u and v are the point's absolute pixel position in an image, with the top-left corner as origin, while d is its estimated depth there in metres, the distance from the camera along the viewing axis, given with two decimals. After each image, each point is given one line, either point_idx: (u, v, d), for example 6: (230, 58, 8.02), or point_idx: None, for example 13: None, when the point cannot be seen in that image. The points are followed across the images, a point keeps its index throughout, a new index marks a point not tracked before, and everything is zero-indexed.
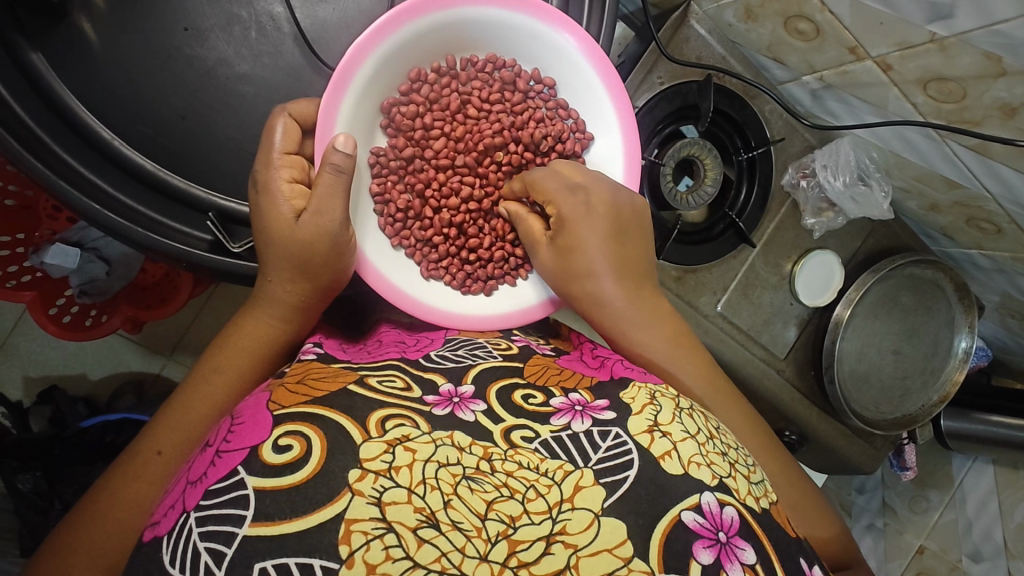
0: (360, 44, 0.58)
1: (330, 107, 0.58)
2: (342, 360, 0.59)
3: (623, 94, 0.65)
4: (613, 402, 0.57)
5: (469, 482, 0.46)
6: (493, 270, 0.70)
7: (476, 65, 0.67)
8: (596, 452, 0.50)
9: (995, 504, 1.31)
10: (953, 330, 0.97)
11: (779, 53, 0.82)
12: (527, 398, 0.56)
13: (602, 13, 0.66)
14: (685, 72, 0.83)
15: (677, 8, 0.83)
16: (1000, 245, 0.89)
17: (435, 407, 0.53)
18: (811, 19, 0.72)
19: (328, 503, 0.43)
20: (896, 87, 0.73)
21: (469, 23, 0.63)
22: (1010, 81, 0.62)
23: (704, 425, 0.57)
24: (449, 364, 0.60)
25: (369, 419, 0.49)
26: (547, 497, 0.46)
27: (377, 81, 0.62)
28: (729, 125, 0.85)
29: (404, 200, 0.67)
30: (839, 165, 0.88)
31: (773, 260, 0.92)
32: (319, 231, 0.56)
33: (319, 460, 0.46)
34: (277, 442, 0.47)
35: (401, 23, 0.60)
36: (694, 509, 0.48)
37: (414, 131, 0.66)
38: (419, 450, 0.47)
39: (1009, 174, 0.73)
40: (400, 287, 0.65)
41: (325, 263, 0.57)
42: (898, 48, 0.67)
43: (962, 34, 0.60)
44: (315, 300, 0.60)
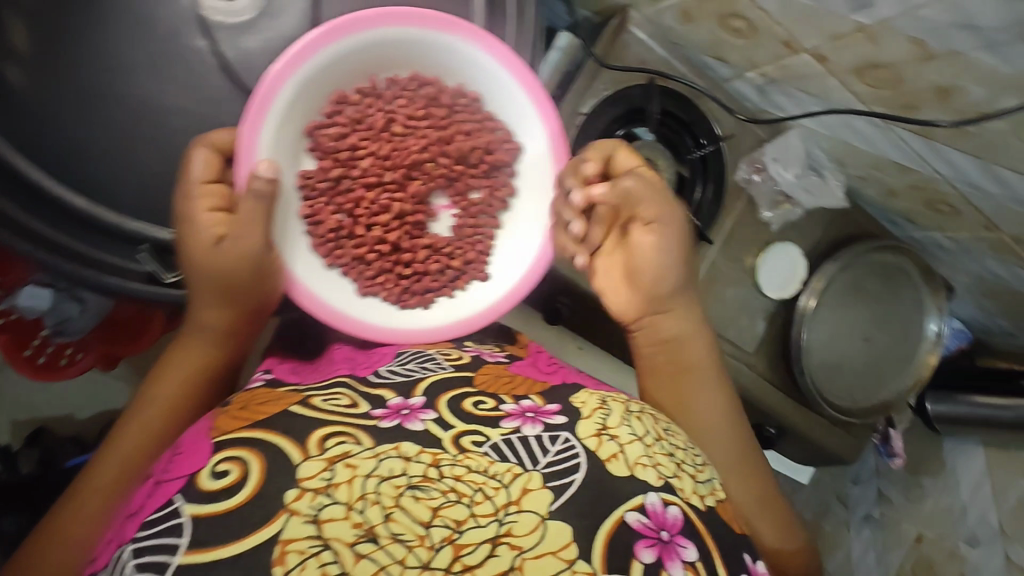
0: (276, 73, 0.56)
1: (250, 135, 0.56)
2: (288, 383, 0.61)
3: (552, 107, 0.63)
4: (564, 407, 0.59)
5: (413, 491, 0.47)
6: (431, 283, 0.66)
7: (400, 83, 0.63)
8: (544, 455, 0.53)
9: (988, 487, 1.29)
10: (923, 313, 0.99)
11: (720, 51, 0.82)
12: (477, 404, 0.57)
13: (529, 27, 0.64)
14: (628, 77, 0.82)
15: (615, 17, 0.82)
16: (959, 227, 0.91)
17: (382, 420, 0.54)
18: (744, 17, 0.72)
19: (264, 523, 0.45)
20: (834, 77, 0.74)
21: (388, 43, 0.61)
22: (939, 64, 0.63)
23: (653, 426, 0.60)
24: (398, 377, 0.61)
25: (310, 438, 0.51)
26: (494, 500, 0.48)
27: (296, 106, 0.60)
28: (678, 125, 0.85)
29: (336, 220, 0.63)
30: (789, 157, 0.90)
31: (734, 255, 0.91)
32: (242, 256, 0.57)
33: (257, 481, 0.48)
34: (214, 469, 0.49)
35: (317, 48, 0.58)
36: (639, 510, 0.51)
37: (339, 152, 0.62)
38: (360, 465, 0.48)
39: (957, 155, 0.75)
40: (333, 305, 0.61)
41: (246, 291, 0.59)
42: (831, 39, 0.68)
43: (885, 21, 0.61)
44: (241, 324, 0.62)
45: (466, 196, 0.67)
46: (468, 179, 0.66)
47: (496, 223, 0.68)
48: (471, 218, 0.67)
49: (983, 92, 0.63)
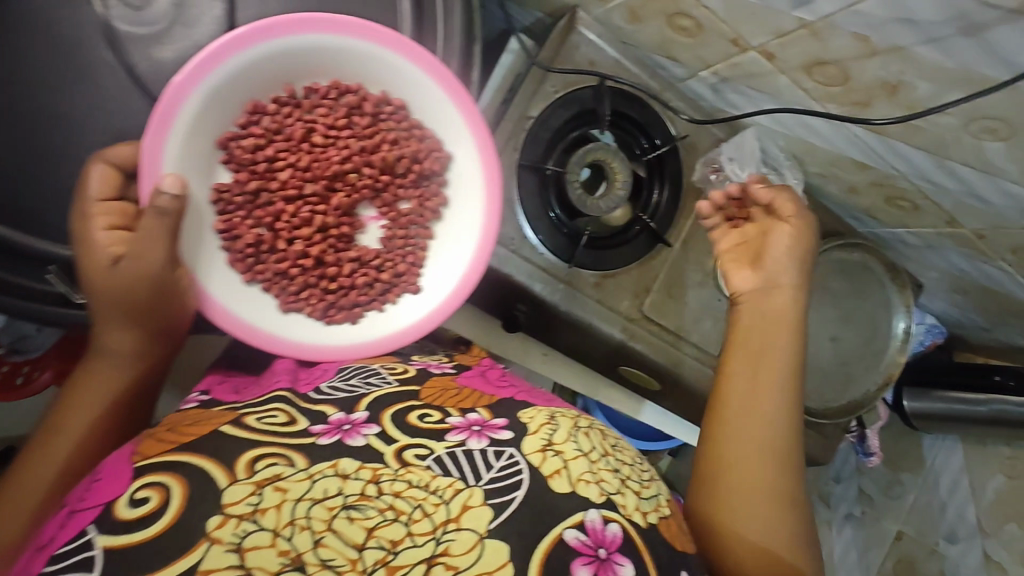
0: (179, 82, 0.53)
1: (153, 147, 0.53)
2: (224, 403, 0.58)
3: (478, 113, 0.61)
4: (511, 421, 0.58)
5: (347, 513, 0.46)
6: (357, 296, 0.64)
7: (319, 93, 0.61)
8: (488, 471, 0.51)
9: (966, 482, 1.29)
10: (890, 311, 0.97)
11: (671, 50, 0.80)
12: (422, 417, 0.56)
13: (456, 32, 0.59)
14: (577, 80, 0.81)
15: (563, 17, 0.80)
16: (922, 223, 0.90)
17: (322, 436, 0.52)
18: (690, 16, 0.71)
19: (183, 554, 0.44)
20: (784, 74, 0.72)
21: (304, 51, 0.58)
22: (883, 59, 0.62)
23: (600, 442, 0.58)
24: (340, 395, 0.59)
25: (238, 460, 0.49)
26: (432, 518, 0.47)
27: (206, 115, 0.57)
28: (631, 126, 0.84)
29: (254, 234, 0.61)
30: (744, 156, 0.87)
31: (696, 258, 0.88)
32: (141, 274, 0.53)
33: (177, 507, 0.46)
34: (133, 496, 0.47)
35: (226, 55, 0.55)
36: (578, 527, 0.50)
37: (256, 164, 0.61)
38: (291, 489, 0.47)
39: (911, 151, 0.74)
40: (253, 323, 0.60)
41: (150, 313, 0.55)
42: (776, 37, 0.67)
43: (826, 18, 0.60)
44: (151, 346, 0.57)
45: (395, 204, 0.65)
46: (394, 188, 0.65)
47: (428, 233, 0.66)
48: (400, 229, 0.65)
49: (930, 87, 0.62)
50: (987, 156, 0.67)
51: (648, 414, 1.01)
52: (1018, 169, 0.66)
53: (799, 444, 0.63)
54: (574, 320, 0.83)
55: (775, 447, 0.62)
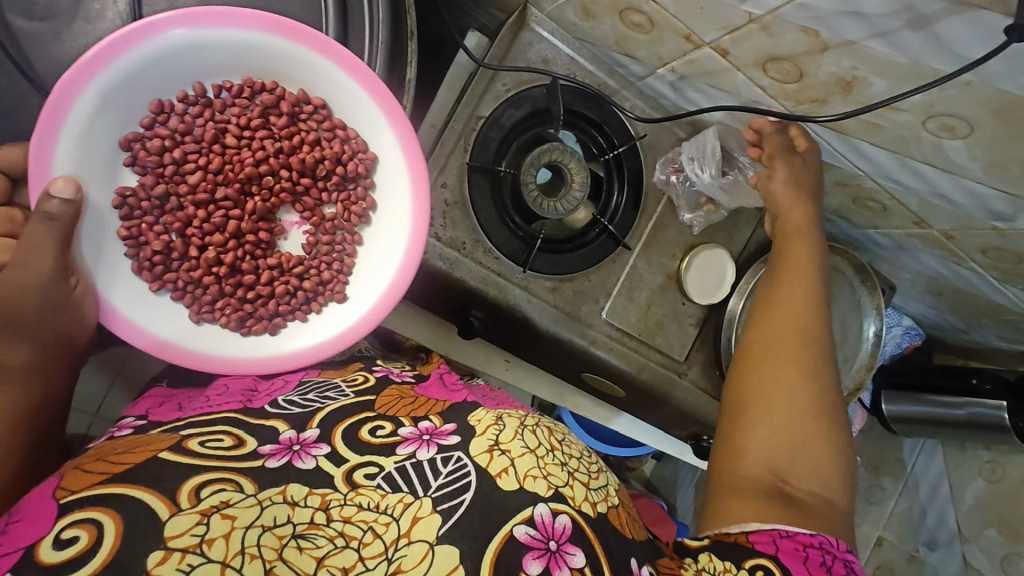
0: (68, 80, 0.51)
1: (41, 147, 0.51)
2: (165, 424, 0.51)
3: (401, 112, 0.58)
4: (461, 425, 0.53)
5: (297, 542, 0.42)
6: (277, 305, 0.62)
7: (231, 92, 0.59)
8: (436, 478, 0.47)
9: (946, 488, 1.28)
10: (861, 314, 0.96)
11: (627, 48, 0.78)
12: (374, 431, 0.51)
13: (381, 29, 0.55)
14: (530, 77, 0.79)
15: (514, 13, 0.77)
16: (891, 223, 0.88)
17: (268, 459, 0.47)
18: (641, 11, 0.69)
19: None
20: (740, 71, 0.70)
21: (215, 48, 0.56)
22: (835, 55, 0.60)
23: (547, 439, 0.54)
24: (295, 408, 0.53)
25: (180, 490, 0.42)
26: (384, 537, 0.43)
27: (104, 115, 0.55)
28: (589, 126, 0.82)
29: (164, 240, 0.59)
30: (705, 157, 0.83)
31: (656, 261, 0.86)
32: (23, 285, 0.50)
33: (112, 548, 0.38)
34: (59, 536, 0.38)
35: (121, 52, 0.52)
36: (527, 522, 0.46)
37: (163, 167, 0.59)
38: (240, 516, 0.41)
39: (873, 150, 0.72)
40: (162, 336, 0.58)
41: (34, 324, 0.51)
42: (726, 32, 0.65)
43: (774, 11, 0.57)
44: (48, 359, 0.53)
45: (318, 210, 0.63)
46: (314, 193, 0.63)
47: (355, 239, 0.64)
48: (325, 234, 0.63)
49: (884, 83, 0.60)
50: (946, 154, 0.64)
51: (617, 422, 0.98)
52: (978, 168, 0.64)
53: (825, 371, 0.67)
54: (533, 325, 0.81)
55: (795, 372, 0.66)
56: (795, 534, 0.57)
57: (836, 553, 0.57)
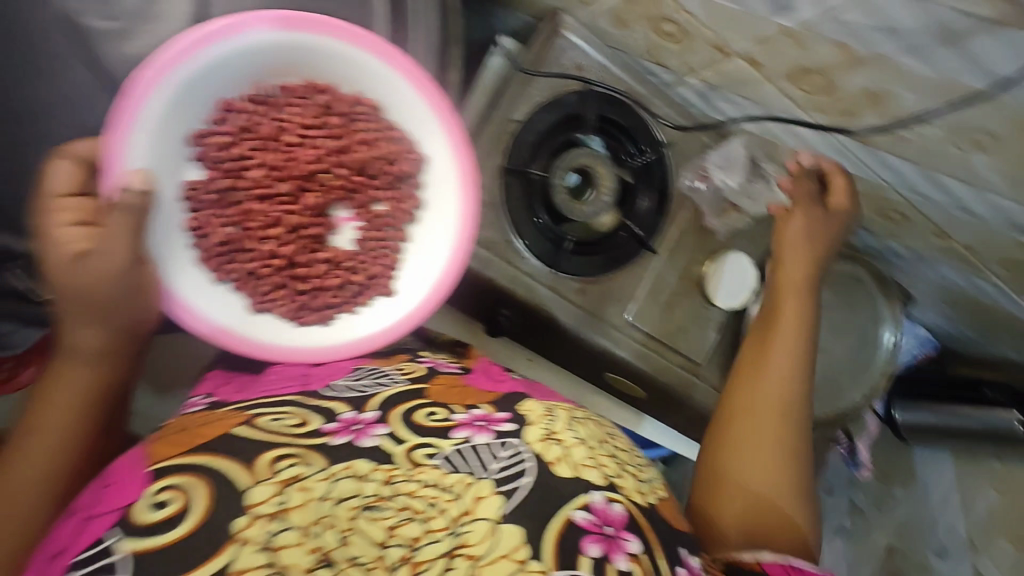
0: (148, 76, 0.53)
1: (118, 138, 0.53)
2: (232, 402, 0.55)
3: (452, 115, 0.63)
4: (513, 415, 0.56)
5: (367, 512, 0.45)
6: (330, 298, 0.63)
7: (292, 92, 0.60)
8: (495, 462, 0.50)
9: (957, 498, 1.29)
10: (877, 323, 0.97)
11: (659, 57, 0.80)
12: (428, 415, 0.53)
13: (429, 36, 0.63)
14: (562, 84, 0.81)
15: (547, 23, 0.79)
16: (911, 234, 0.89)
17: (335, 436, 0.50)
18: (673, 21, 0.71)
19: (209, 557, 0.42)
20: (770, 82, 0.72)
21: (278, 49, 0.59)
22: (866, 69, 0.61)
23: (595, 432, 0.58)
24: (353, 393, 0.56)
25: (259, 460, 0.47)
26: (448, 513, 0.46)
27: (176, 111, 0.57)
28: (618, 131, 0.84)
29: (223, 232, 0.60)
30: (732, 165, 0.86)
31: (680, 265, 0.88)
32: (105, 274, 0.49)
33: (201, 509, 0.44)
34: (153, 499, 0.45)
35: (197, 51, 0.55)
36: (585, 508, 0.49)
37: (226, 162, 0.59)
38: (316, 488, 0.46)
39: (898, 163, 0.74)
40: (221, 323, 0.58)
41: (116, 309, 0.50)
42: (758, 43, 0.66)
43: (809, 25, 0.60)
44: (121, 345, 0.51)
45: (370, 207, 0.64)
46: (369, 190, 0.64)
47: (402, 236, 0.65)
48: (376, 231, 0.64)
49: (914, 98, 0.62)
50: (972, 168, 0.66)
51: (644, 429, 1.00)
52: (1001, 180, 0.66)
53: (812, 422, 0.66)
54: (559, 325, 0.83)
55: (791, 416, 0.64)
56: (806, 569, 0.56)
57: None
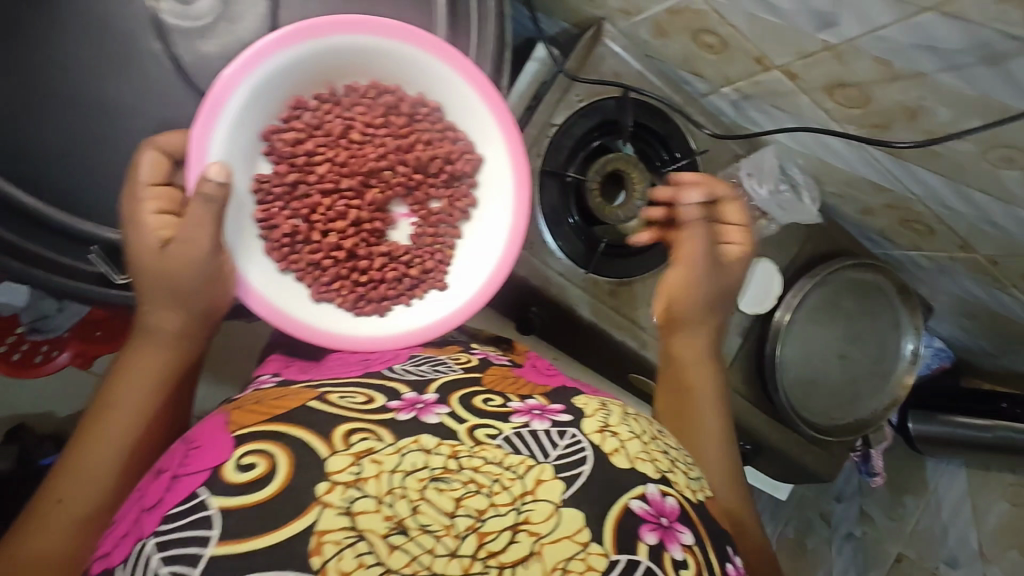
0: (230, 75, 0.55)
1: (201, 135, 0.55)
2: (300, 380, 0.60)
3: (512, 121, 0.64)
4: (568, 407, 0.58)
5: (436, 484, 0.46)
6: (385, 290, 0.66)
7: (359, 91, 0.63)
8: (554, 449, 0.52)
9: (968, 508, 1.30)
10: (900, 332, 0.99)
11: (696, 66, 0.82)
12: (486, 401, 0.56)
13: (490, 40, 0.63)
14: (600, 90, 0.83)
15: (590, 29, 0.83)
16: (936, 247, 0.91)
17: (399, 413, 0.52)
18: (715, 33, 0.73)
19: (297, 515, 0.45)
20: (805, 94, 0.74)
21: (349, 51, 0.61)
22: (904, 84, 0.64)
23: (648, 428, 0.60)
24: (412, 375, 0.58)
25: (333, 433, 0.50)
26: (511, 490, 0.47)
27: (252, 109, 0.59)
28: (653, 138, 0.86)
29: (290, 224, 0.63)
30: (764, 172, 0.88)
31: None
32: (187, 264, 0.53)
33: (285, 471, 0.48)
34: (239, 462, 0.49)
35: (274, 53, 0.57)
36: (641, 498, 0.51)
37: (296, 157, 0.62)
38: (386, 461, 0.47)
39: (929, 176, 0.75)
40: (286, 310, 0.61)
41: (193, 292, 0.54)
42: (799, 56, 0.69)
43: (850, 40, 0.62)
44: (194, 328, 0.56)
45: (425, 204, 0.68)
46: (426, 187, 0.67)
47: (457, 232, 0.68)
48: (430, 227, 0.68)
49: (949, 113, 0.63)
50: (1002, 183, 0.68)
51: None
52: None
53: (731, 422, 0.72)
54: (591, 326, 0.84)
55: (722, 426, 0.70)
56: None
57: None
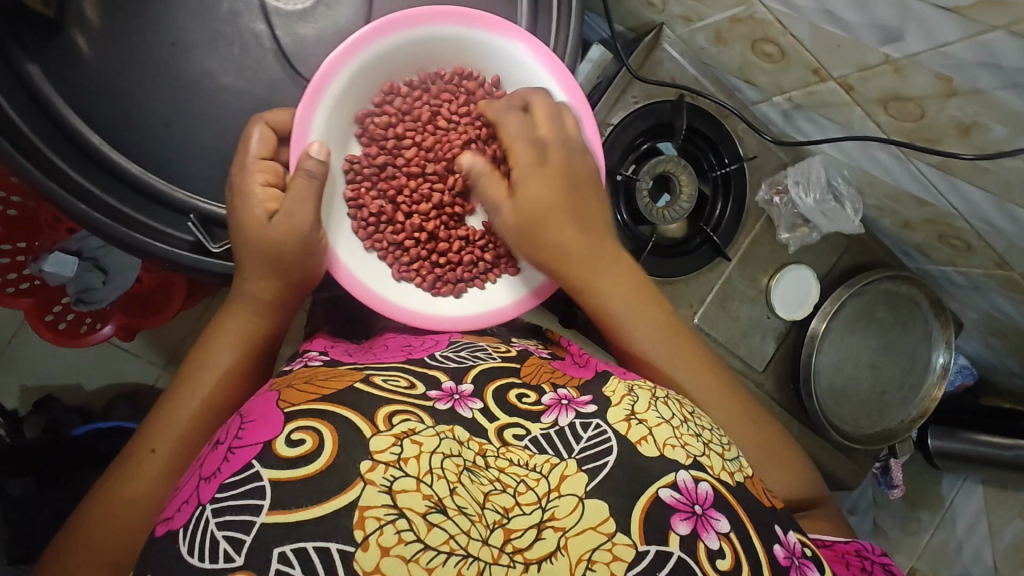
0: (335, 59, 0.62)
1: (305, 115, 0.62)
2: (346, 361, 0.61)
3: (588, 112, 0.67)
4: (596, 396, 0.59)
5: (469, 474, 0.48)
6: (462, 273, 0.71)
7: (445, 79, 0.69)
8: (578, 442, 0.53)
9: (985, 525, 1.32)
10: (931, 345, 1.00)
11: (750, 74, 0.84)
12: (521, 398, 0.57)
13: (568, 42, 0.69)
14: (659, 92, 0.86)
15: (650, 32, 0.87)
16: (973, 262, 0.92)
17: (437, 401, 0.53)
18: (776, 43, 0.75)
19: (342, 491, 0.45)
20: (859, 106, 0.76)
21: (438, 41, 0.67)
22: (961, 100, 0.65)
23: (679, 410, 0.59)
24: (452, 363, 0.61)
25: (376, 414, 0.50)
26: (537, 489, 0.48)
27: (350, 92, 0.65)
28: (704, 143, 0.88)
29: (377, 204, 0.69)
30: (810, 181, 0.89)
31: (749, 275, 0.93)
32: (290, 231, 0.60)
33: (334, 444, 0.48)
34: (290, 437, 0.48)
35: (373, 40, 0.63)
36: (671, 486, 0.51)
37: (387, 140, 0.68)
38: (426, 442, 0.48)
39: (973, 190, 0.76)
40: (373, 288, 0.67)
41: (292, 263, 0.61)
42: (857, 69, 0.71)
43: (913, 56, 0.64)
44: (287, 296, 0.63)
45: None
46: None
47: None
48: None
49: (1003, 130, 0.65)
50: None
51: None
52: None
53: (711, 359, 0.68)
54: None
55: (701, 376, 0.64)
56: (833, 544, 0.61)
57: (872, 556, 0.59)
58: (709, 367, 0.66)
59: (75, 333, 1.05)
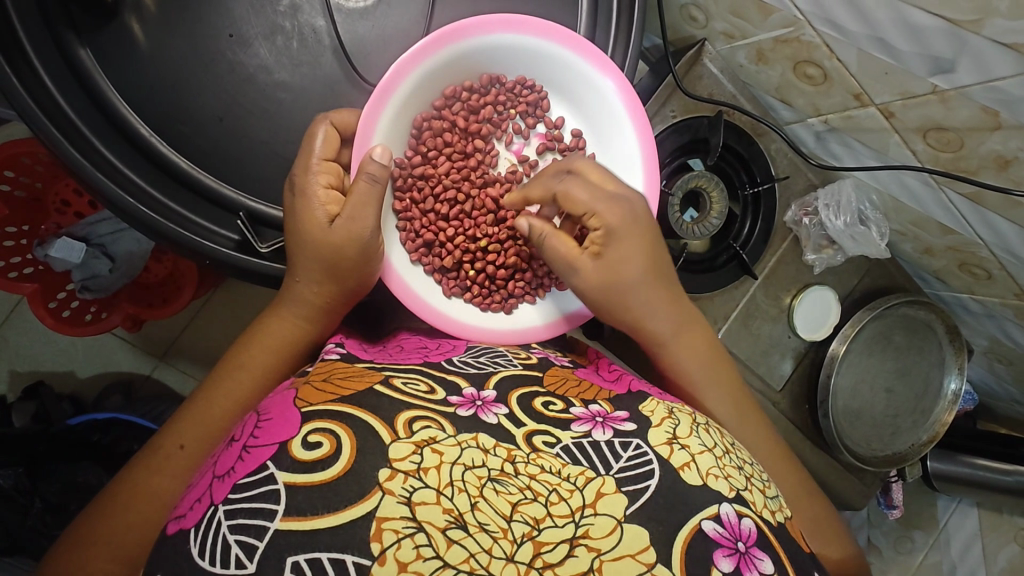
0: (403, 62, 0.63)
1: (372, 115, 0.62)
2: (365, 360, 0.58)
3: (648, 125, 0.69)
4: (632, 413, 0.56)
5: (493, 485, 0.44)
6: (513, 288, 0.72)
7: (507, 85, 0.71)
8: (618, 460, 0.49)
9: (978, 547, 1.34)
10: (943, 370, 1.00)
11: (786, 95, 0.85)
12: (547, 405, 0.54)
13: (629, 50, 0.70)
14: (697, 108, 0.87)
15: (692, 46, 0.88)
16: (991, 291, 0.91)
17: (459, 408, 0.51)
18: (819, 65, 0.75)
19: (361, 498, 0.42)
20: (897, 134, 0.75)
21: (501, 47, 0.68)
22: (1006, 134, 0.64)
23: (720, 440, 0.57)
24: (471, 369, 0.59)
25: (397, 419, 0.48)
26: (570, 501, 0.45)
27: (414, 96, 0.67)
28: (736, 160, 0.88)
29: (428, 215, 0.71)
30: (840, 205, 0.91)
31: (773, 293, 0.94)
32: (351, 236, 0.59)
33: (350, 452, 0.45)
34: (305, 439, 0.46)
35: (442, 45, 0.64)
36: (714, 519, 0.47)
37: (431, 150, 0.70)
38: (447, 451, 0.45)
39: (1001, 223, 0.75)
40: (424, 298, 0.67)
41: (355, 267, 0.60)
42: (901, 97, 0.70)
43: (962, 88, 0.62)
44: (338, 305, 0.63)
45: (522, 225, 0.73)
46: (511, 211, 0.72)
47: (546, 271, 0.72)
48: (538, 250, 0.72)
49: None
50: None
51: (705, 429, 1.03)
52: None
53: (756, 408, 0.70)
54: None
55: (746, 425, 0.68)
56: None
57: None
58: (753, 407, 0.70)
59: (79, 321, 1.02)
